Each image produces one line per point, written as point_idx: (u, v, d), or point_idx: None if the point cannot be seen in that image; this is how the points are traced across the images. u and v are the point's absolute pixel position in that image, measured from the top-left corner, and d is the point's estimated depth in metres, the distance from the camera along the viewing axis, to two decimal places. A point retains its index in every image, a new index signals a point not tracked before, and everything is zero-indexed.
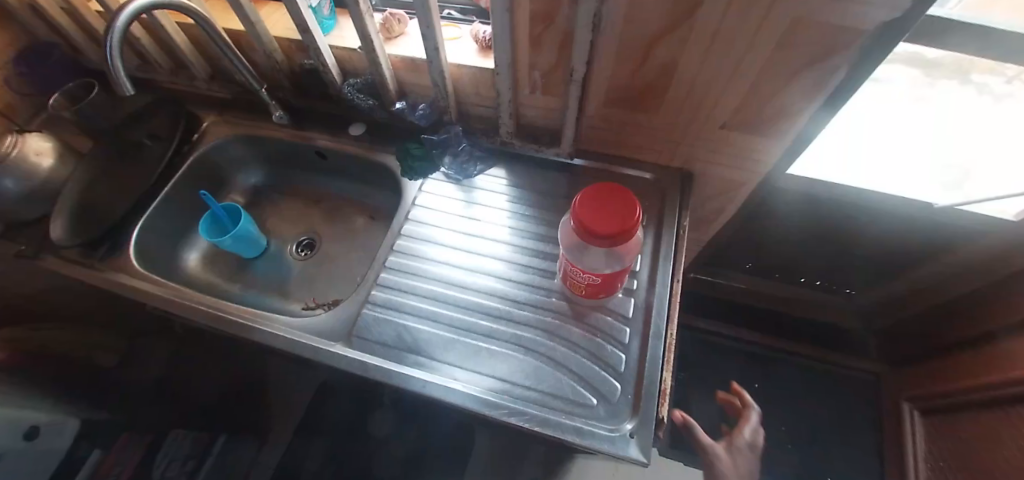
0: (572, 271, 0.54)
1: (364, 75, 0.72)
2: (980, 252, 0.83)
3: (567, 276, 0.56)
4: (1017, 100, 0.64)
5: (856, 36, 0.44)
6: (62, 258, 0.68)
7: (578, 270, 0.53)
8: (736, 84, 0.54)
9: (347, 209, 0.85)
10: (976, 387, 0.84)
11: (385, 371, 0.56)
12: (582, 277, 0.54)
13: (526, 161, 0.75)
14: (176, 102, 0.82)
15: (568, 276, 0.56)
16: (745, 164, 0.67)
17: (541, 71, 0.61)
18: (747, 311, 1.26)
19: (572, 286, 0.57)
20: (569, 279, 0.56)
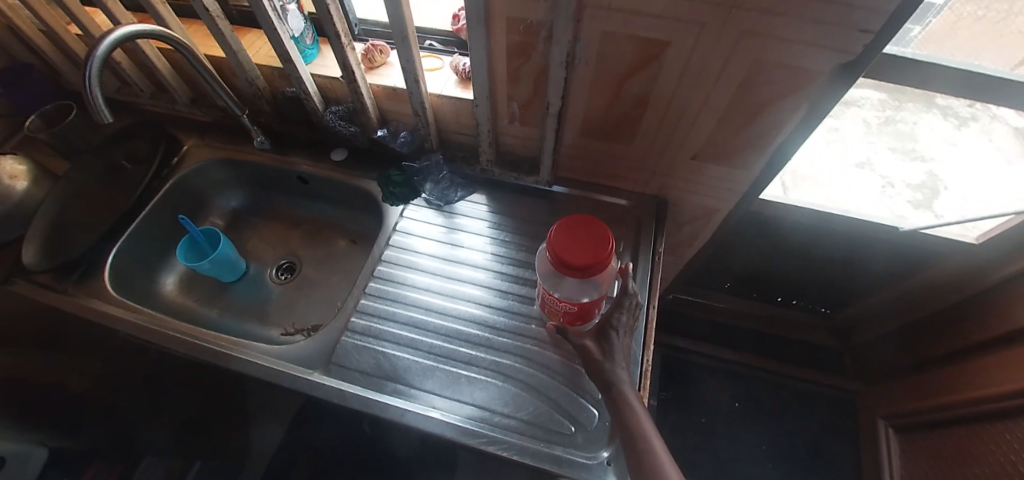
0: (549, 299, 0.55)
1: (345, 103, 0.73)
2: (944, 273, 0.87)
3: (544, 304, 0.58)
4: (977, 124, 0.69)
5: (812, 76, 0.47)
6: (31, 282, 0.67)
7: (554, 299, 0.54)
8: (704, 120, 0.57)
9: (329, 233, 0.85)
10: (951, 404, 0.86)
11: (363, 399, 0.56)
12: (559, 306, 0.55)
13: (506, 188, 0.77)
14: (156, 125, 0.82)
15: (545, 303, 0.57)
16: (717, 192, 0.70)
17: (518, 103, 0.63)
18: (727, 330, 1.28)
19: (547, 312, 0.58)
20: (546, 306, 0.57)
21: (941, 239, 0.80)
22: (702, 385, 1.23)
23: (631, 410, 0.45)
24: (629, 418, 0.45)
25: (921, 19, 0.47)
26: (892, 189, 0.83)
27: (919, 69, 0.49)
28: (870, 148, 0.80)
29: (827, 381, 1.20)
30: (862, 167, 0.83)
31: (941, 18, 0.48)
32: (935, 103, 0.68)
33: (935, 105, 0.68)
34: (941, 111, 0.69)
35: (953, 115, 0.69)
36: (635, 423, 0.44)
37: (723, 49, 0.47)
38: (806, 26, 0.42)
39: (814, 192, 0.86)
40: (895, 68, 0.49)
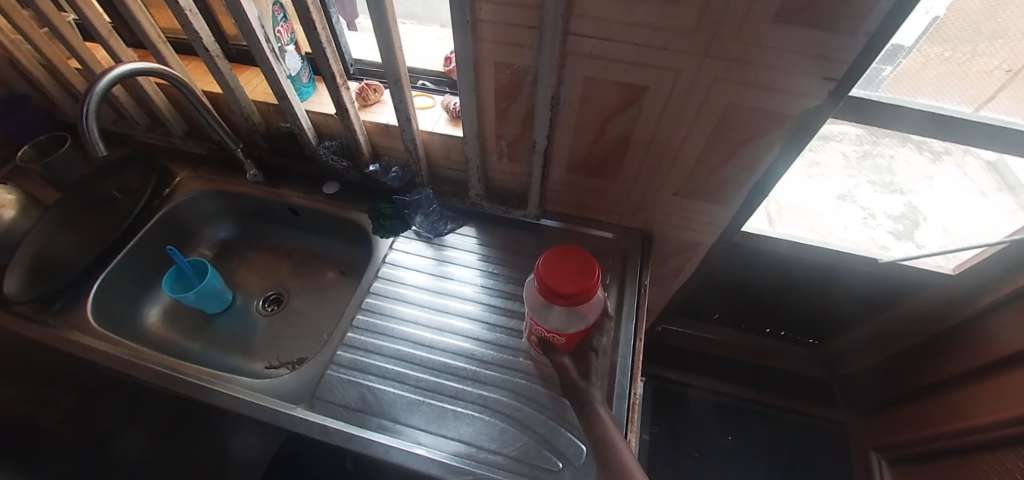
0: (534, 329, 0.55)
1: (339, 138, 0.75)
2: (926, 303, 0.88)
3: (530, 333, 0.57)
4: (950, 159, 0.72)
5: (781, 118, 0.50)
6: (9, 313, 0.65)
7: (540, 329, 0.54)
8: (684, 158, 0.60)
9: (318, 264, 0.85)
10: (945, 435, 0.86)
11: (347, 435, 0.55)
12: (545, 335, 0.54)
13: (495, 221, 0.79)
14: (149, 156, 0.83)
15: (531, 332, 0.57)
16: (700, 226, 0.72)
17: (506, 141, 0.65)
18: (718, 362, 1.27)
19: (532, 341, 0.58)
20: (531, 335, 0.57)
21: (921, 271, 0.83)
22: (694, 418, 1.22)
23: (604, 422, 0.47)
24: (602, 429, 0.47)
25: (891, 60, 0.51)
26: (875, 220, 0.86)
27: (882, 111, 0.53)
28: (851, 182, 0.84)
29: (819, 414, 1.19)
30: (844, 198, 0.87)
31: (910, 59, 0.51)
32: (909, 140, 0.70)
33: (909, 141, 0.71)
34: (915, 147, 0.72)
35: (927, 150, 0.73)
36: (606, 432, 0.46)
37: (698, 93, 0.50)
38: (773, 74, 0.45)
39: (795, 225, 0.89)
40: (861, 109, 0.53)
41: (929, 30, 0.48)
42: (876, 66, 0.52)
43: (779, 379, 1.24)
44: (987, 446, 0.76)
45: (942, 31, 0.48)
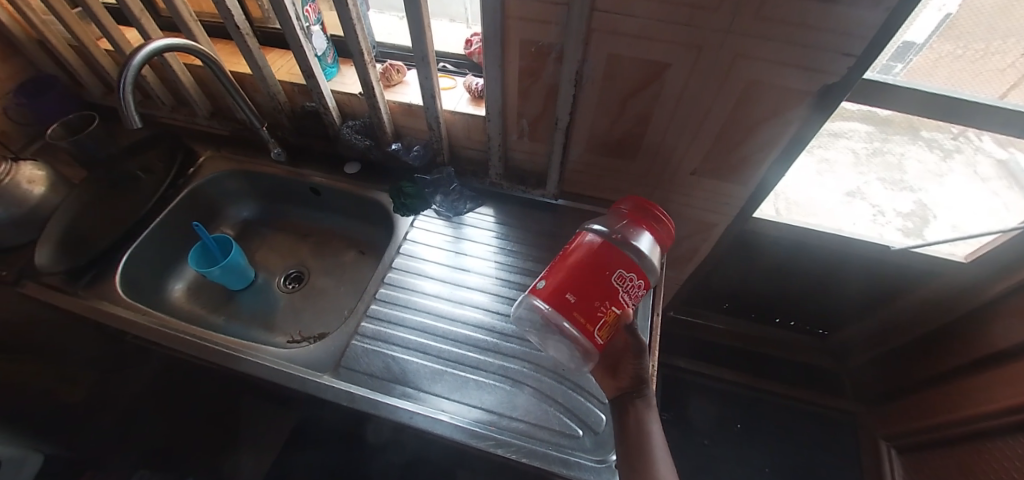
0: (630, 287, 0.43)
1: (361, 118, 0.77)
2: (937, 292, 0.89)
3: (614, 299, 0.43)
4: (962, 155, 0.72)
5: (801, 96, 0.51)
6: (42, 284, 0.67)
7: (633, 286, 0.44)
8: (702, 136, 0.61)
9: (337, 244, 0.87)
10: (953, 423, 0.86)
11: (371, 402, 0.56)
12: (632, 294, 0.44)
13: (513, 201, 0.80)
14: (175, 137, 0.86)
15: (618, 297, 0.43)
16: (716, 207, 0.73)
17: (528, 120, 0.67)
18: (726, 351, 1.28)
19: (614, 313, 0.43)
20: (619, 301, 0.43)
21: (932, 258, 0.83)
22: (702, 406, 1.23)
23: (641, 421, 0.50)
24: (639, 429, 0.49)
25: (901, 56, 0.52)
26: (884, 217, 0.87)
27: (900, 93, 0.54)
28: (860, 178, 0.84)
29: (826, 403, 1.19)
30: (852, 195, 0.87)
31: (921, 56, 0.52)
32: (920, 136, 0.71)
33: (920, 137, 0.71)
34: (926, 145, 0.72)
35: (937, 148, 0.72)
36: (643, 433, 0.49)
37: (720, 71, 0.51)
38: (797, 50, 0.46)
39: (809, 215, 0.89)
40: (876, 93, 0.54)
41: (942, 27, 0.49)
42: (886, 62, 0.53)
43: (786, 368, 1.25)
44: (995, 432, 0.77)
45: (954, 28, 0.49)
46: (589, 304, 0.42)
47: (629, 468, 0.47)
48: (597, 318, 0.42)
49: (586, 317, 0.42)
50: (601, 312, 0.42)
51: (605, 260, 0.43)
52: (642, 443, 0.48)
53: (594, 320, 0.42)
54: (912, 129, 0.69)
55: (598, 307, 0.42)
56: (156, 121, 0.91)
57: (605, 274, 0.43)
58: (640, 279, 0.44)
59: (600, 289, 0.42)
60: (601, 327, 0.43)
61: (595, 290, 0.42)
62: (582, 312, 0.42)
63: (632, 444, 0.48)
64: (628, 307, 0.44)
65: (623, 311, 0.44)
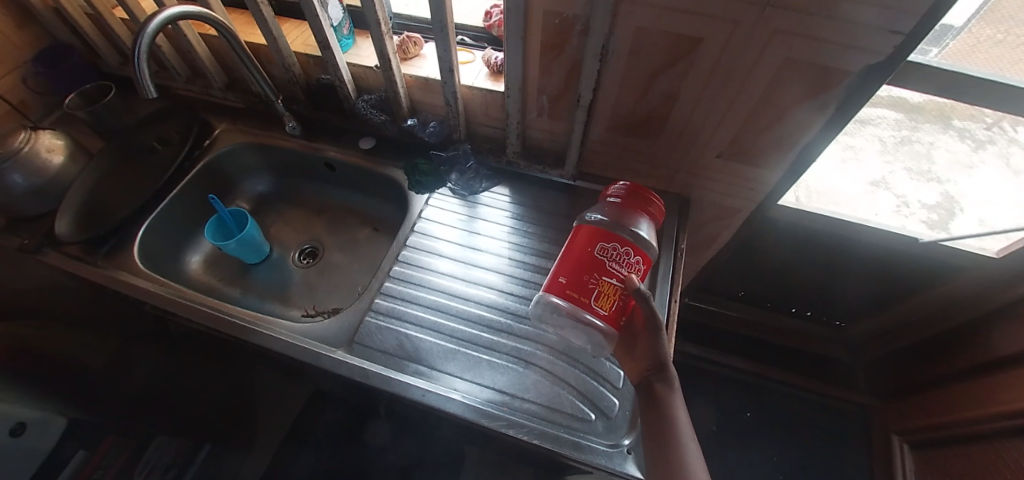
0: (618, 256, 0.45)
1: (377, 92, 0.75)
2: (965, 288, 0.86)
3: (604, 270, 0.45)
4: (998, 145, 0.67)
5: (842, 76, 0.48)
6: (63, 253, 0.68)
7: (623, 253, 0.45)
8: (731, 118, 0.58)
9: (352, 220, 0.87)
10: (968, 420, 0.84)
11: (384, 378, 0.57)
12: (625, 262, 0.45)
13: (530, 181, 0.79)
14: (190, 109, 0.85)
15: (608, 267, 0.45)
16: (741, 192, 0.70)
17: (549, 97, 0.64)
18: (739, 339, 1.27)
19: (608, 283, 0.44)
20: (610, 271, 0.45)
21: (963, 254, 0.80)
22: (709, 394, 1.23)
23: (666, 403, 0.49)
24: (666, 419, 0.48)
25: (938, 41, 0.49)
26: (908, 208, 0.83)
27: (943, 77, 0.50)
28: (886, 168, 0.79)
29: (838, 395, 1.18)
30: (876, 185, 0.82)
31: (959, 41, 0.49)
32: (952, 125, 0.66)
33: (951, 127, 0.67)
34: (958, 135, 0.68)
35: (969, 138, 0.68)
36: (670, 418, 0.48)
37: (751, 50, 0.48)
38: (842, 25, 0.43)
39: (830, 204, 0.86)
40: (911, 75, 0.51)
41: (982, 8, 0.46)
42: (921, 48, 0.50)
43: (799, 358, 1.23)
44: (1010, 432, 0.75)
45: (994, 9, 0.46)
46: (579, 280, 0.45)
47: (657, 461, 0.46)
48: (590, 290, 0.44)
49: (581, 294, 0.44)
50: (592, 284, 0.44)
51: (587, 239, 0.46)
52: (671, 436, 0.47)
53: (588, 294, 0.44)
54: (943, 117, 0.65)
55: (589, 281, 0.44)
56: (173, 94, 0.90)
57: (588, 251, 0.45)
58: (626, 247, 0.45)
59: (588, 265, 0.45)
60: (599, 297, 0.45)
61: (583, 267, 0.45)
62: (576, 289, 0.45)
63: (656, 431, 0.48)
64: (627, 275, 0.45)
65: (620, 280, 0.45)
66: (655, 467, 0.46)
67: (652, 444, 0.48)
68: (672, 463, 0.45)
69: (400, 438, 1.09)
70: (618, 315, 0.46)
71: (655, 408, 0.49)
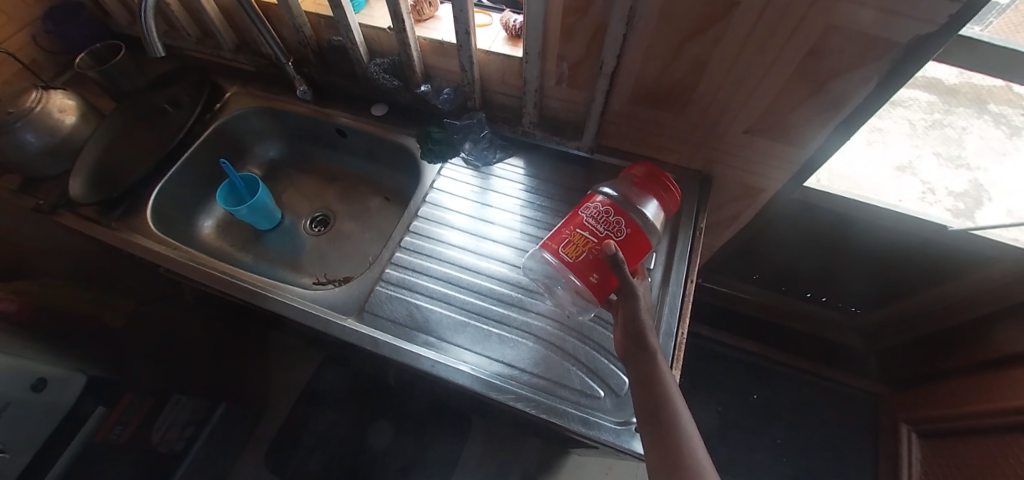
0: (598, 215, 0.45)
1: (390, 56, 0.73)
2: (983, 285, 0.83)
3: (581, 224, 0.46)
4: None
5: (888, 48, 0.43)
6: (77, 215, 0.68)
7: (604, 212, 0.45)
8: (761, 92, 0.54)
9: (363, 188, 0.86)
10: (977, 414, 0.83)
11: (394, 347, 0.57)
12: (604, 220, 0.45)
13: (546, 153, 0.76)
14: (200, 71, 0.83)
15: (586, 221, 0.46)
16: (765, 170, 0.67)
17: (569, 64, 0.61)
18: (750, 323, 1.25)
19: (580, 234, 0.45)
20: (586, 225, 0.45)
21: (993, 243, 0.73)
22: (716, 376, 1.23)
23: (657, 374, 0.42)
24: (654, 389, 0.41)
25: (983, 19, 0.46)
26: (934, 195, 0.77)
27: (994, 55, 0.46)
28: (913, 152, 0.77)
29: (848, 382, 1.17)
30: (902, 170, 0.79)
31: (1002, 19, 0.47)
32: (987, 110, 0.70)
33: (986, 111, 0.71)
34: (993, 120, 0.71)
35: (1003, 124, 0.70)
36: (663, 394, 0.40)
37: (792, 17, 0.44)
38: None
39: (852, 188, 0.79)
40: (958, 52, 0.47)
41: None
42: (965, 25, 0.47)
43: (810, 343, 1.22)
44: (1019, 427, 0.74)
45: None
46: (556, 232, 0.47)
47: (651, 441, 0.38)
48: (562, 239, 0.46)
49: (554, 241, 0.46)
50: (566, 233, 0.46)
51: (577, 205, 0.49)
52: (667, 415, 0.39)
53: (559, 241, 0.46)
54: (979, 101, 0.70)
55: (565, 232, 0.46)
56: (184, 55, 0.89)
57: (573, 212, 0.48)
58: (608, 207, 0.45)
59: (569, 221, 0.47)
60: (569, 246, 0.45)
61: (567, 221, 0.47)
62: (552, 239, 0.47)
63: (648, 404, 0.40)
64: (604, 234, 0.44)
65: (596, 236, 0.44)
66: (655, 461, 0.38)
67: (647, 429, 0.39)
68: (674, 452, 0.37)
69: (404, 415, 1.15)
70: (593, 273, 0.43)
71: (643, 382, 0.42)
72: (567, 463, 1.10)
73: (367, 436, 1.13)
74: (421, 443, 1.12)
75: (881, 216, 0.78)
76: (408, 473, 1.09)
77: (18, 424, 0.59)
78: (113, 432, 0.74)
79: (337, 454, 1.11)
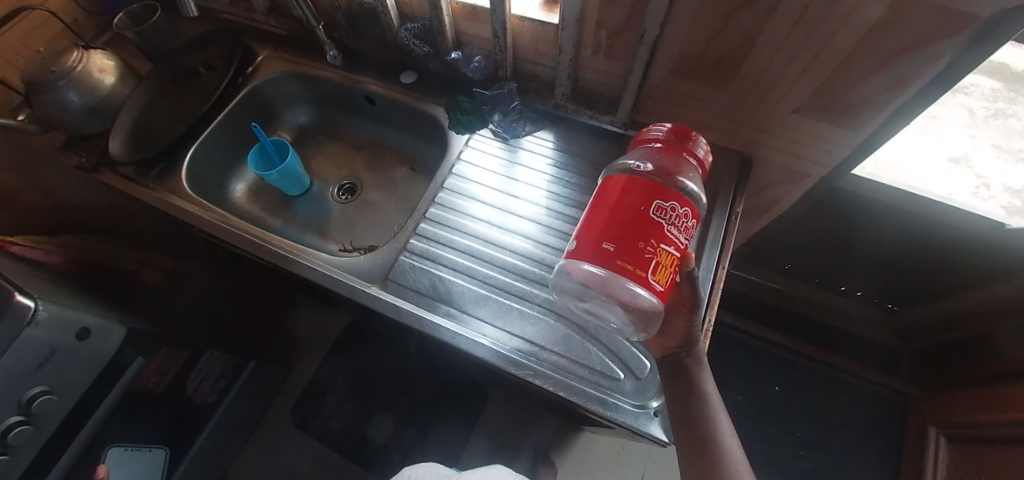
0: (675, 219, 0.36)
1: (421, 21, 0.71)
2: None
3: (661, 236, 0.35)
4: None
5: (967, 23, 0.37)
6: (117, 173, 0.71)
7: (680, 216, 0.37)
8: (814, 69, 0.50)
9: (390, 158, 0.86)
10: (1002, 422, 0.79)
11: (416, 316, 0.57)
12: (682, 226, 0.37)
13: (578, 127, 0.74)
14: (233, 33, 0.83)
15: (666, 232, 0.36)
16: (812, 154, 0.62)
17: (608, 32, 0.58)
18: (777, 313, 1.21)
19: (665, 251, 0.36)
20: (669, 238, 0.36)
21: None
22: (735, 364, 1.22)
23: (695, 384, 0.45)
24: (695, 397, 0.44)
25: None
26: (988, 190, 0.70)
27: None
28: (971, 142, 0.72)
29: (878, 380, 1.13)
30: (957, 161, 0.72)
31: None
32: None
33: None
34: None
35: None
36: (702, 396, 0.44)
37: None
38: None
39: (900, 177, 0.72)
40: None
41: None
42: None
43: (838, 338, 1.18)
44: None
45: None
46: (631, 246, 0.35)
47: (692, 445, 0.42)
48: (645, 260, 0.35)
49: (636, 265, 0.34)
50: (648, 254, 0.35)
51: (635, 198, 0.36)
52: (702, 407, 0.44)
53: (646, 266, 0.35)
54: None
55: (642, 250, 0.34)
56: (218, 17, 0.89)
57: (642, 211, 0.35)
58: (684, 207, 0.37)
59: (641, 227, 0.35)
60: (653, 270, 0.35)
61: (631, 232, 0.35)
62: (626, 258, 0.35)
63: (688, 401, 0.44)
64: (682, 244, 0.37)
65: (677, 250, 0.37)
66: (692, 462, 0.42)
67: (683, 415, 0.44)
68: (712, 456, 0.40)
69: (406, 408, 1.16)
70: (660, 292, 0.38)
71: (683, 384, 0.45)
72: (580, 439, 1.12)
73: (368, 429, 1.15)
74: (436, 412, 1.15)
75: (926, 210, 0.72)
76: (417, 456, 1.10)
77: (64, 369, 0.58)
78: (150, 382, 0.77)
79: (354, 417, 1.16)
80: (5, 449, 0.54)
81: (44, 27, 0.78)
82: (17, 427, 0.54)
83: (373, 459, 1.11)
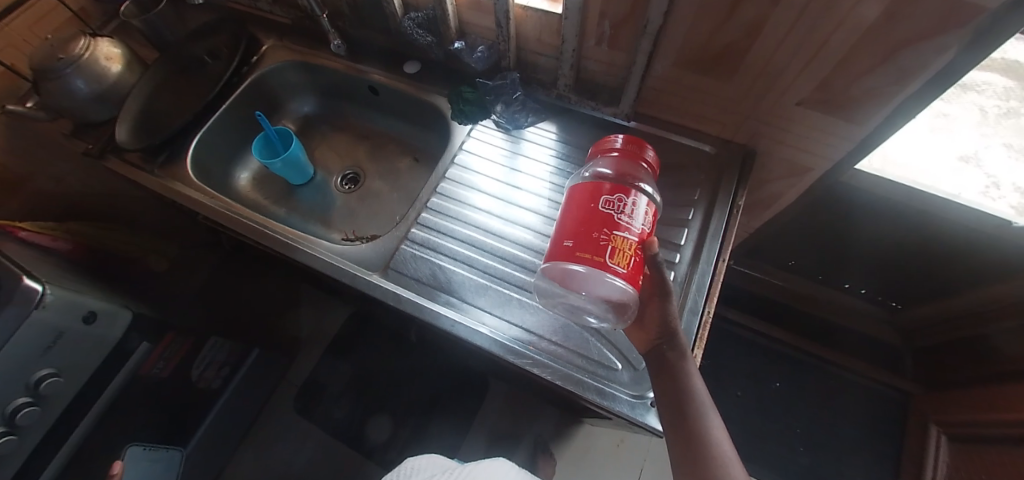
0: (625, 208, 0.37)
1: (425, 10, 0.70)
2: None
3: (614, 224, 0.37)
4: None
5: (973, 15, 0.37)
6: (123, 160, 0.72)
7: (639, 210, 0.38)
8: (819, 61, 0.49)
9: (393, 148, 0.86)
10: (1004, 421, 0.79)
11: (416, 304, 0.58)
12: (636, 213, 0.38)
13: (581, 118, 0.74)
14: (238, 22, 0.84)
15: (621, 221, 0.37)
16: (817, 148, 0.61)
17: (611, 22, 0.57)
18: (780, 310, 1.21)
19: (621, 237, 0.37)
20: (623, 225, 0.37)
21: None
22: (737, 360, 1.21)
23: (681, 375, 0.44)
24: (687, 394, 0.44)
25: None
26: (997, 190, 0.69)
27: None
28: (981, 140, 0.70)
29: (881, 378, 1.13)
30: (966, 160, 0.71)
31: None
32: None
33: None
34: None
35: None
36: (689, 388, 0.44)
37: None
38: None
39: (906, 173, 0.72)
40: None
41: None
42: None
43: (841, 335, 1.17)
44: None
45: None
46: (585, 236, 0.37)
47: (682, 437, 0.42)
48: (601, 247, 0.36)
49: (594, 254, 0.36)
50: (604, 241, 0.36)
51: (587, 194, 0.39)
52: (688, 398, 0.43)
53: (603, 252, 0.36)
54: None
55: (597, 238, 0.36)
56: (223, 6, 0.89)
57: (591, 206, 0.38)
58: (632, 195, 0.38)
59: (592, 220, 0.37)
60: (611, 254, 0.36)
61: (585, 225, 0.37)
62: (584, 249, 0.37)
63: (676, 392, 0.44)
64: (643, 231, 0.39)
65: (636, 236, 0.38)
66: (680, 454, 0.41)
67: (672, 407, 0.44)
68: (702, 452, 0.40)
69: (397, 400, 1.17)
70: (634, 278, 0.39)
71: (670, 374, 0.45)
72: (580, 433, 1.13)
73: (366, 431, 1.14)
74: (436, 403, 1.16)
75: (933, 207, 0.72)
76: (417, 446, 1.11)
77: (71, 351, 0.59)
78: (156, 367, 0.78)
79: (355, 406, 1.17)
80: (13, 430, 0.55)
81: (52, 15, 0.78)
82: (24, 409, 0.55)
83: (371, 460, 1.11)
